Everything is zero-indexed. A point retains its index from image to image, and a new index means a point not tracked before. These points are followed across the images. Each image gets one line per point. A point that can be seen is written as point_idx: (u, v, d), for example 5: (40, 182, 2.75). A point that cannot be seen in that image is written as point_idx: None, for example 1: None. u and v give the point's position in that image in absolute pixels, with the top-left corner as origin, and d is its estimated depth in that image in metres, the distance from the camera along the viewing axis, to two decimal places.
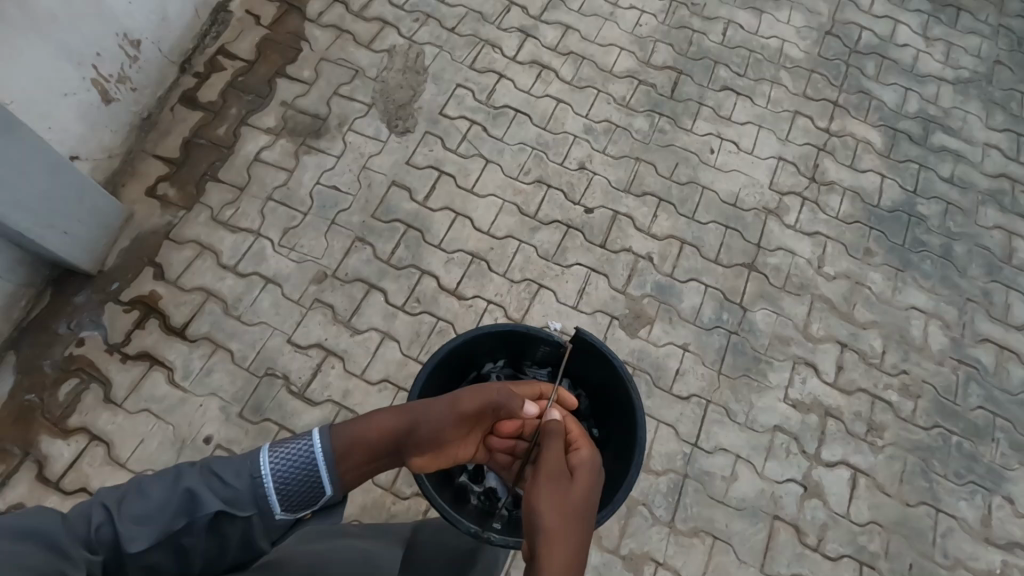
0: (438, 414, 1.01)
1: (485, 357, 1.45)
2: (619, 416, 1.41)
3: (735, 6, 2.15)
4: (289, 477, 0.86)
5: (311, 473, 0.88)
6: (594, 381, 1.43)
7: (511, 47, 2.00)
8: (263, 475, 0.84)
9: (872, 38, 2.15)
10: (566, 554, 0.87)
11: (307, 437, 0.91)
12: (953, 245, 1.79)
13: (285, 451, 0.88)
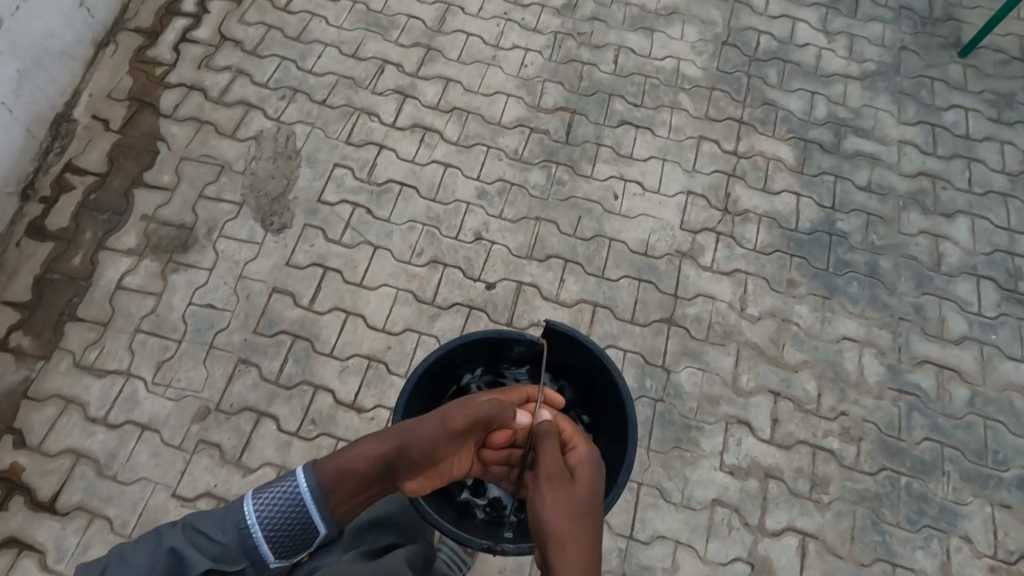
0: (428, 434, 0.99)
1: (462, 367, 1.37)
2: (605, 401, 1.34)
3: (624, 28, 2.03)
4: (277, 523, 0.87)
5: (299, 516, 0.89)
6: (579, 367, 1.35)
7: (390, 112, 1.85)
8: (250, 525, 0.86)
9: (771, 42, 2.04)
10: (577, 552, 0.90)
11: (291, 478, 0.91)
12: (879, 260, 1.69)
13: (268, 497, 0.88)
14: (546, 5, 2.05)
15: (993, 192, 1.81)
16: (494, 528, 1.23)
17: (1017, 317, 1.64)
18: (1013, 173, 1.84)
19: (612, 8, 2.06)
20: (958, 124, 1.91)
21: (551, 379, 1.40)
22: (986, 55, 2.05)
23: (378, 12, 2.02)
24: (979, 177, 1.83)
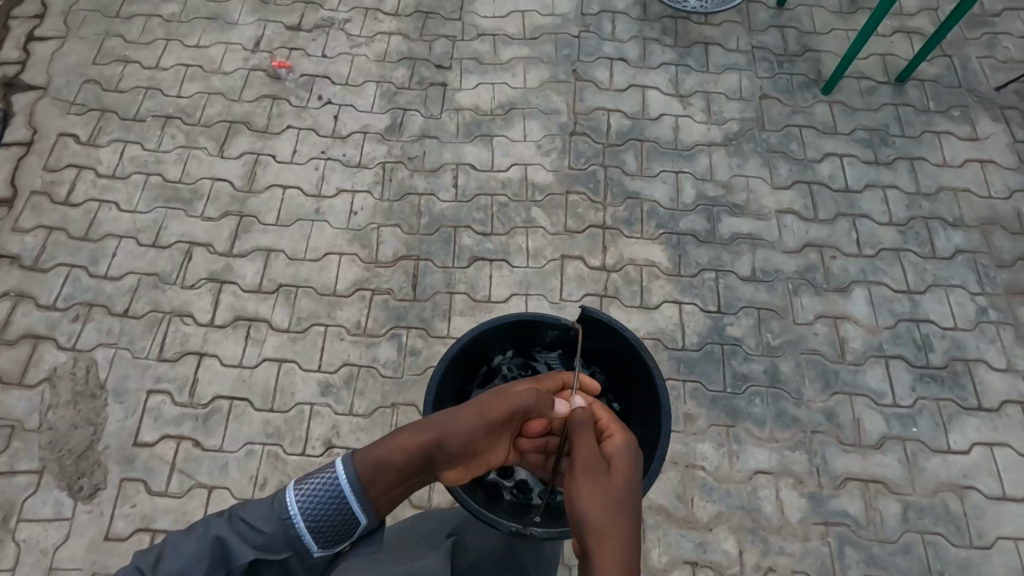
0: (466, 423, 0.89)
1: (494, 349, 1.25)
2: (637, 385, 1.22)
3: (459, 141, 1.80)
4: (319, 513, 0.80)
5: (339, 505, 0.81)
6: (612, 348, 1.22)
7: (205, 308, 1.59)
8: (293, 515, 0.80)
9: (623, 120, 1.84)
10: (619, 554, 0.75)
11: (330, 468, 0.84)
12: (779, 365, 1.52)
13: (311, 485, 0.81)
14: (368, 132, 1.81)
15: (885, 249, 1.65)
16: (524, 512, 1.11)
17: (934, 399, 1.48)
18: (902, 222, 1.69)
19: (443, 118, 1.83)
20: (835, 177, 1.75)
21: (583, 364, 1.29)
22: (851, 86, 1.90)
23: (177, 182, 1.75)
24: (867, 236, 1.67)
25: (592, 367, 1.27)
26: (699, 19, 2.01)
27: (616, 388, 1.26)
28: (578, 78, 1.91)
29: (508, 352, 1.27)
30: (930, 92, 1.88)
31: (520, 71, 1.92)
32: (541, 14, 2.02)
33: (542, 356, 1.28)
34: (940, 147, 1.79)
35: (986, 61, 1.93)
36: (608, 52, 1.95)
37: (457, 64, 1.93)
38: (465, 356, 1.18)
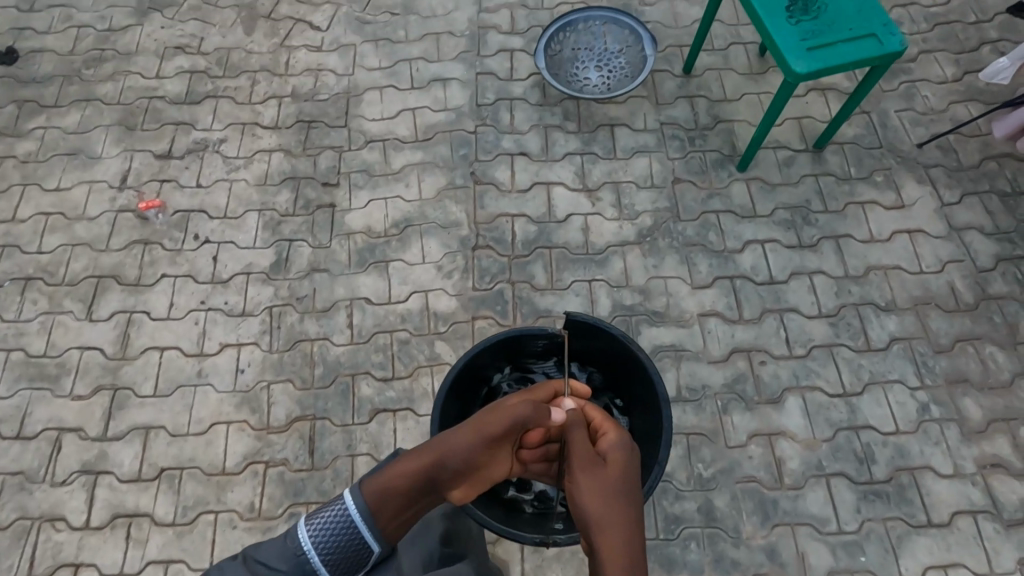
0: (462, 442, 0.92)
1: (491, 370, 1.39)
2: (632, 380, 1.34)
3: (351, 271, 1.65)
4: (331, 545, 0.90)
5: (351, 537, 0.90)
6: (604, 347, 1.34)
7: (79, 509, 1.42)
8: (307, 550, 0.90)
9: (529, 225, 1.71)
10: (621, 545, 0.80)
11: (340, 502, 0.92)
12: (713, 500, 1.40)
13: (321, 521, 0.91)
14: (251, 272, 1.65)
15: (817, 347, 1.54)
16: (543, 521, 1.26)
17: (881, 520, 1.37)
18: (831, 313, 1.58)
19: (333, 246, 1.68)
20: (758, 268, 1.63)
21: (579, 368, 1.43)
22: (768, 159, 1.78)
23: (40, 357, 1.57)
24: (797, 333, 1.56)
25: (588, 370, 1.41)
26: (596, 95, 1.83)
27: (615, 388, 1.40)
28: (477, 180, 1.77)
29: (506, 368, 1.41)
30: (850, 157, 1.77)
31: (413, 180, 1.77)
32: (433, 110, 1.87)
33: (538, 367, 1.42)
34: (865, 220, 1.68)
35: (905, 114, 1.83)
36: (507, 146, 1.81)
37: (344, 178, 1.77)
38: (467, 378, 1.30)
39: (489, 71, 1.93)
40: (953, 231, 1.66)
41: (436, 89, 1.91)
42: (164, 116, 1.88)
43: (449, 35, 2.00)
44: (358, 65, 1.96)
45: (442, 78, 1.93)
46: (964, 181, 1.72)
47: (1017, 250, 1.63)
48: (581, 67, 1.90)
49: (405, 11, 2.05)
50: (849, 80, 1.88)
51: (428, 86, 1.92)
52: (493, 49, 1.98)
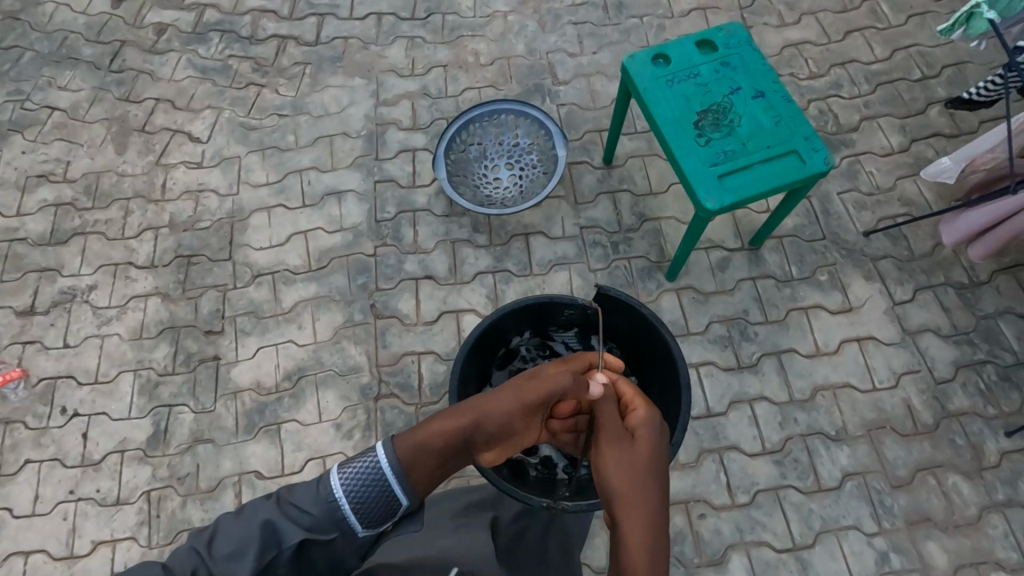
0: (502, 408, 0.95)
1: (512, 332, 1.35)
2: (655, 359, 1.30)
3: (239, 439, 1.47)
4: (362, 495, 0.89)
5: (380, 489, 0.89)
6: (631, 324, 1.29)
7: None
8: (338, 498, 0.89)
9: (437, 365, 1.53)
10: (643, 519, 0.83)
11: (371, 454, 0.91)
12: None
13: (354, 469, 0.90)
14: (126, 449, 1.47)
15: (762, 493, 1.37)
16: (549, 486, 1.24)
17: None
18: (776, 448, 1.41)
19: (218, 410, 1.49)
20: (693, 399, 1.45)
21: (598, 341, 1.40)
22: (700, 262, 1.59)
23: None
24: (739, 477, 1.39)
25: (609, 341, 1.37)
26: (509, 202, 1.65)
27: (634, 363, 1.37)
28: (377, 314, 1.58)
29: (528, 334, 1.38)
30: (790, 253, 1.59)
31: (307, 319, 1.58)
32: (327, 231, 1.68)
33: (560, 337, 1.38)
34: (809, 330, 1.51)
35: (848, 196, 1.65)
36: (411, 270, 1.63)
37: (230, 324, 1.58)
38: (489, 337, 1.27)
39: (389, 178, 1.74)
40: (907, 336, 1.49)
41: (330, 204, 1.71)
42: (26, 261, 1.67)
43: (344, 138, 1.81)
44: (243, 182, 1.76)
45: (337, 190, 1.73)
46: (917, 273, 1.55)
47: (978, 355, 1.46)
48: (490, 167, 1.71)
49: (294, 111, 1.85)
50: None
51: (321, 201, 1.72)
52: (392, 150, 1.78)
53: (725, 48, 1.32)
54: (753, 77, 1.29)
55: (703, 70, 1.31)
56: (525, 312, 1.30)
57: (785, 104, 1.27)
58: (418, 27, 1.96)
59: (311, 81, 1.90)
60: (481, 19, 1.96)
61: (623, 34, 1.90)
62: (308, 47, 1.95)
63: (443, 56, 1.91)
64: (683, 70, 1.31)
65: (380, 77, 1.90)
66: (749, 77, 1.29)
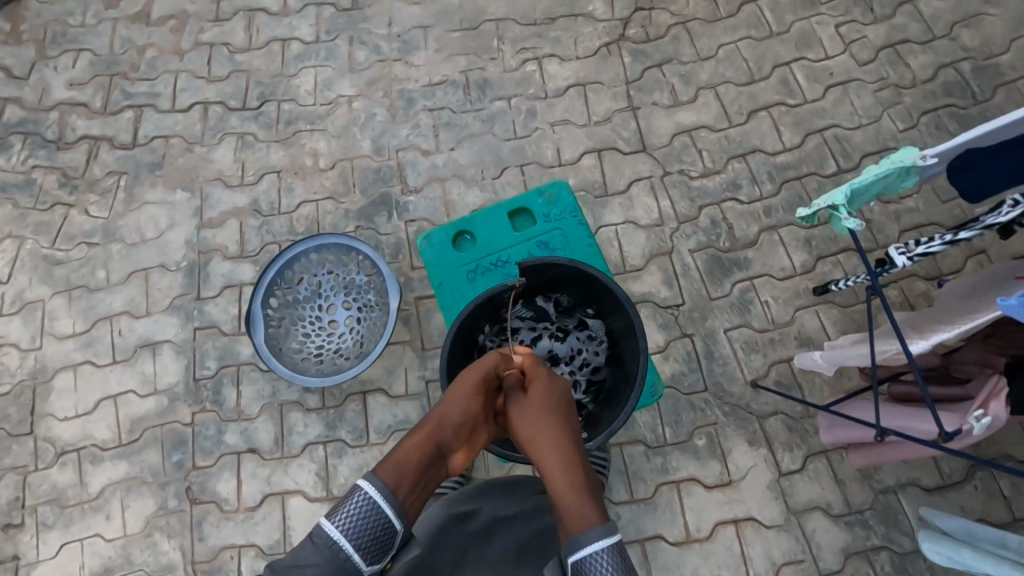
0: (455, 401, 0.94)
1: (472, 334, 1.11)
2: (604, 297, 1.09)
3: None
4: (366, 528, 0.80)
5: (380, 518, 0.81)
6: (562, 276, 1.10)
7: None
8: (338, 540, 0.78)
9: (259, 560, 1.35)
10: (558, 462, 0.88)
11: (361, 491, 0.82)
12: None
13: (349, 510, 0.80)
14: None
15: None
16: None
17: None
18: None
19: None
20: None
21: (543, 297, 1.17)
22: None
23: None
24: None
25: (556, 294, 1.14)
26: (343, 355, 1.43)
27: (588, 299, 1.14)
28: (194, 499, 1.40)
29: (485, 328, 1.14)
30: (665, 410, 1.36)
31: (116, 507, 1.40)
32: (138, 394, 1.47)
33: (513, 312, 1.15)
34: (680, 510, 1.30)
35: (737, 334, 1.39)
36: (232, 442, 1.43)
37: (30, 515, 1.40)
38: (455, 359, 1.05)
39: (210, 324, 1.51)
40: (791, 517, 1.29)
41: (143, 360, 1.49)
42: None
43: (161, 271, 1.56)
44: (47, 332, 1.53)
45: (152, 340, 1.51)
46: (809, 434, 1.33)
47: (872, 540, 1.26)
48: (325, 306, 1.48)
49: (106, 238, 1.60)
50: (668, 286, 1.44)
51: (133, 356, 1.50)
52: (216, 287, 1.54)
53: (548, 223, 1.36)
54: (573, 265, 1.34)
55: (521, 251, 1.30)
56: (474, 313, 1.07)
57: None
58: (250, 119, 1.67)
59: (126, 196, 1.63)
60: (322, 108, 1.65)
61: (486, 123, 1.59)
62: (124, 150, 1.67)
63: (277, 159, 1.62)
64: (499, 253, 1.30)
65: (205, 188, 1.62)
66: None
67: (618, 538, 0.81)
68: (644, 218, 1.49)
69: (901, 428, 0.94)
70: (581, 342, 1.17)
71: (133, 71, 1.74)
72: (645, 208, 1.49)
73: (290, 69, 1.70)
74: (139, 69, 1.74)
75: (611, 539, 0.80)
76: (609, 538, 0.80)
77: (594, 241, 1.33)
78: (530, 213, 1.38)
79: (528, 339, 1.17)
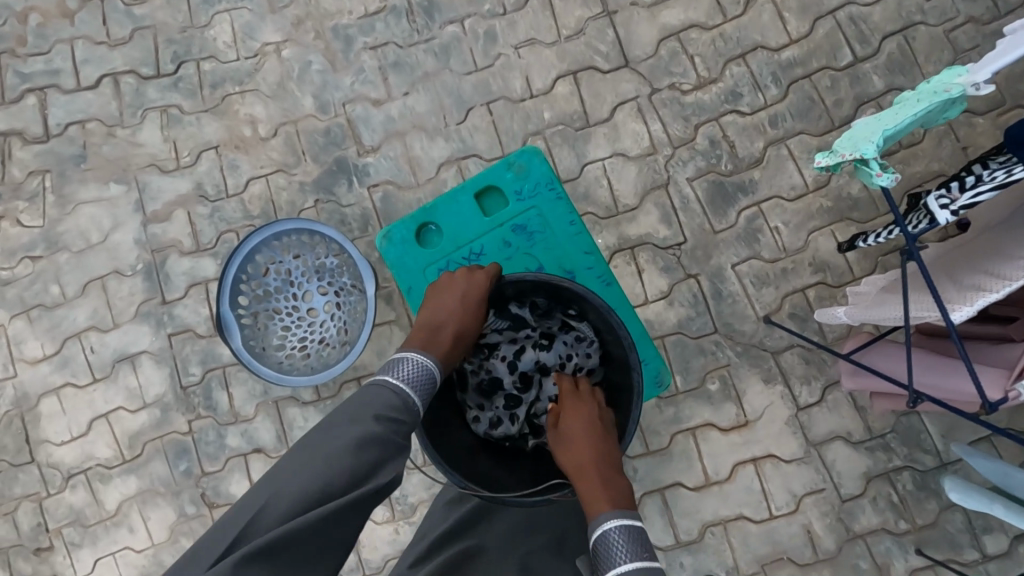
0: (472, 321, 0.97)
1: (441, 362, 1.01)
2: (580, 302, 1.00)
3: None
4: (419, 385, 0.84)
5: (428, 383, 0.86)
6: (527, 284, 1.00)
7: None
8: (401, 394, 0.82)
9: None
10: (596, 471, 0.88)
11: (414, 361, 0.86)
12: None
13: (405, 373, 0.84)
14: None
15: None
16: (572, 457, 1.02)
17: None
18: None
19: None
20: None
21: (517, 303, 1.07)
22: None
23: None
24: None
25: (528, 299, 1.04)
26: (328, 345, 1.35)
27: (561, 300, 1.04)
28: (211, 503, 1.39)
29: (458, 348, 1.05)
30: (674, 359, 1.28)
31: (137, 520, 1.41)
32: (129, 410, 1.42)
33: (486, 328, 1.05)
34: (697, 456, 1.27)
35: (746, 268, 1.28)
36: (235, 445, 1.40)
37: (57, 537, 1.42)
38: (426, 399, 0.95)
39: (184, 328, 1.42)
40: (811, 450, 1.26)
41: (125, 374, 1.43)
42: None
43: (117, 278, 1.44)
44: (18, 358, 1.45)
45: (128, 353, 1.43)
46: (826, 365, 1.26)
47: (894, 462, 1.24)
48: (300, 295, 1.37)
49: (49, 249, 1.45)
50: (668, 224, 1.29)
51: (113, 371, 1.43)
52: (180, 287, 1.42)
53: (521, 202, 1.17)
54: (553, 252, 1.16)
55: (490, 241, 1.17)
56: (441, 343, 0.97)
57: (596, 282, 1.16)
58: (169, 88, 1.44)
59: (56, 198, 1.46)
60: (249, 62, 1.43)
61: (440, 58, 1.37)
62: (39, 145, 1.47)
63: (212, 132, 1.43)
64: (466, 244, 1.17)
65: (140, 177, 1.44)
66: (549, 252, 1.16)
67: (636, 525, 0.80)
68: (634, 148, 1.31)
69: (939, 391, 0.87)
70: (569, 347, 1.04)
71: (21, 46, 1.48)
72: (634, 135, 1.31)
73: (201, 19, 1.45)
74: (27, 43, 1.48)
75: (629, 522, 0.79)
76: (625, 521, 0.79)
77: (576, 217, 1.15)
78: (501, 191, 1.18)
79: (509, 354, 1.05)
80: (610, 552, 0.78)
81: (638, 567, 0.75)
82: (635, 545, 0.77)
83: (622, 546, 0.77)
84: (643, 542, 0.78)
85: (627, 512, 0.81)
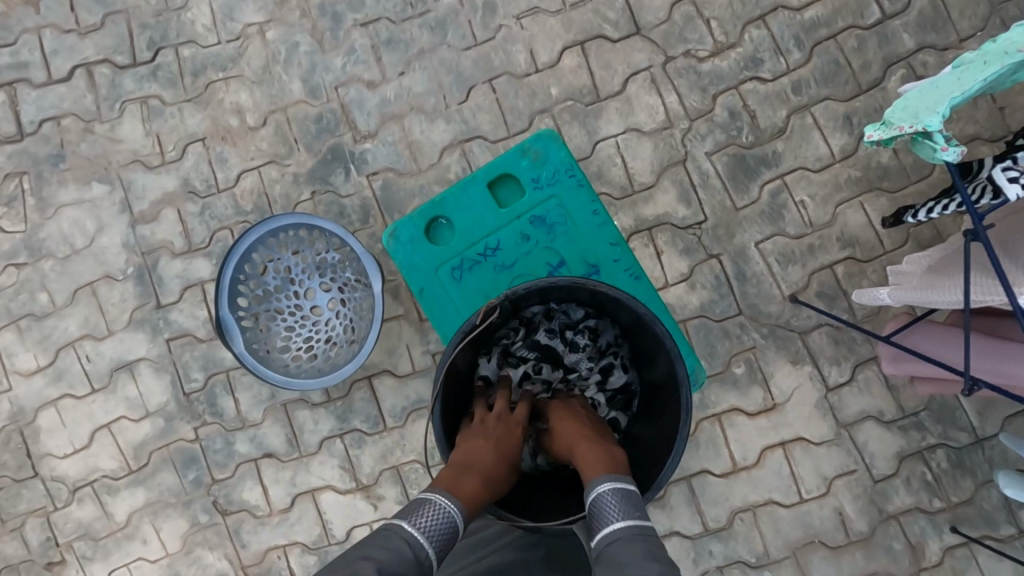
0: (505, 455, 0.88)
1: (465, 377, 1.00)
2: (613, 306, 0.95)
3: None
4: (436, 531, 0.75)
5: (447, 528, 0.76)
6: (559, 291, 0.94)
7: None
8: (418, 540, 0.73)
9: (306, 556, 1.34)
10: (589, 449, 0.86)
11: (434, 504, 0.77)
12: None
13: (425, 516, 0.76)
14: None
15: None
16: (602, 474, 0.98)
17: None
18: None
19: None
20: None
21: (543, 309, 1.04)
22: None
23: None
24: None
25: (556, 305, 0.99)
26: (335, 344, 1.29)
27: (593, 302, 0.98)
28: (223, 511, 1.35)
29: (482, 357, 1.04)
30: (698, 343, 1.22)
31: (149, 531, 1.37)
32: (132, 420, 1.37)
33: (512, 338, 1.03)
34: (724, 443, 1.23)
35: (770, 245, 1.21)
36: (244, 451, 1.35)
37: (67, 552, 1.38)
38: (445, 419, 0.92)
39: (182, 332, 1.36)
40: (842, 432, 1.22)
41: (124, 383, 1.37)
42: None
43: (108, 283, 1.36)
44: (10, 371, 1.38)
45: (126, 361, 1.37)
46: (856, 344, 1.21)
47: (928, 440, 1.20)
48: (301, 293, 1.30)
49: (33, 256, 1.38)
50: (686, 203, 1.22)
51: (112, 381, 1.37)
52: (174, 290, 1.35)
53: (540, 190, 1.10)
54: (576, 244, 1.10)
55: (509, 235, 1.10)
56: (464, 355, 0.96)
57: (623, 275, 1.09)
58: (147, 77, 1.34)
59: (36, 201, 1.37)
60: (230, 46, 1.33)
61: (437, 32, 1.28)
62: (12, 145, 1.37)
63: (197, 124, 1.34)
64: (482, 239, 1.10)
65: (124, 175, 1.36)
66: (573, 245, 1.10)
67: (630, 488, 0.77)
68: (648, 122, 1.23)
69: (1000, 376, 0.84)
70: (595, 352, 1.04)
71: None
72: (648, 109, 1.23)
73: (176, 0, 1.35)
74: None
75: (621, 483, 0.77)
76: (618, 483, 0.77)
77: (599, 206, 1.09)
78: (516, 179, 1.11)
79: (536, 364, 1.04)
80: (602, 511, 0.75)
81: (630, 525, 0.72)
82: (630, 509, 0.74)
83: (615, 507, 0.74)
84: (637, 505, 0.76)
85: (619, 476, 0.79)
